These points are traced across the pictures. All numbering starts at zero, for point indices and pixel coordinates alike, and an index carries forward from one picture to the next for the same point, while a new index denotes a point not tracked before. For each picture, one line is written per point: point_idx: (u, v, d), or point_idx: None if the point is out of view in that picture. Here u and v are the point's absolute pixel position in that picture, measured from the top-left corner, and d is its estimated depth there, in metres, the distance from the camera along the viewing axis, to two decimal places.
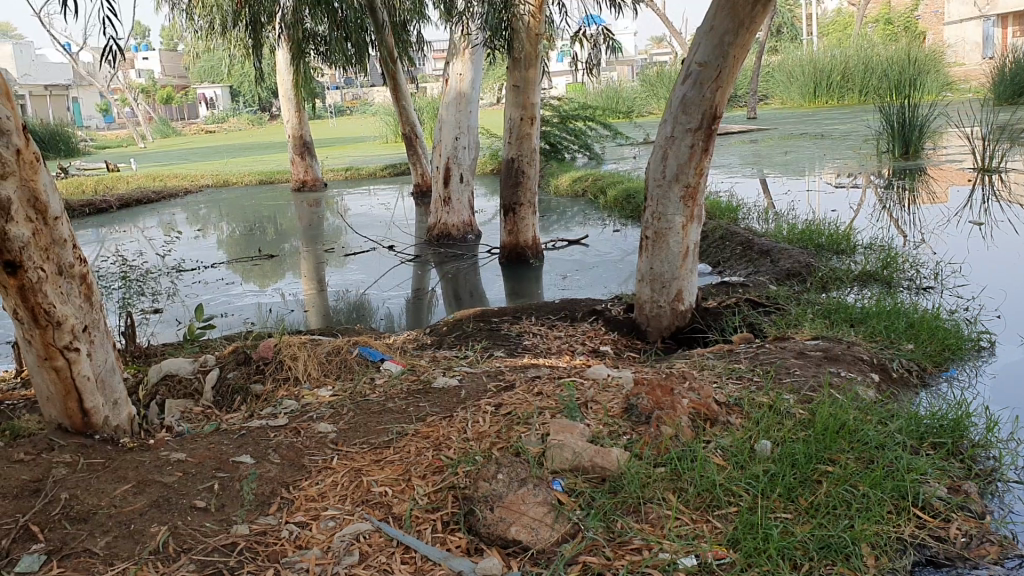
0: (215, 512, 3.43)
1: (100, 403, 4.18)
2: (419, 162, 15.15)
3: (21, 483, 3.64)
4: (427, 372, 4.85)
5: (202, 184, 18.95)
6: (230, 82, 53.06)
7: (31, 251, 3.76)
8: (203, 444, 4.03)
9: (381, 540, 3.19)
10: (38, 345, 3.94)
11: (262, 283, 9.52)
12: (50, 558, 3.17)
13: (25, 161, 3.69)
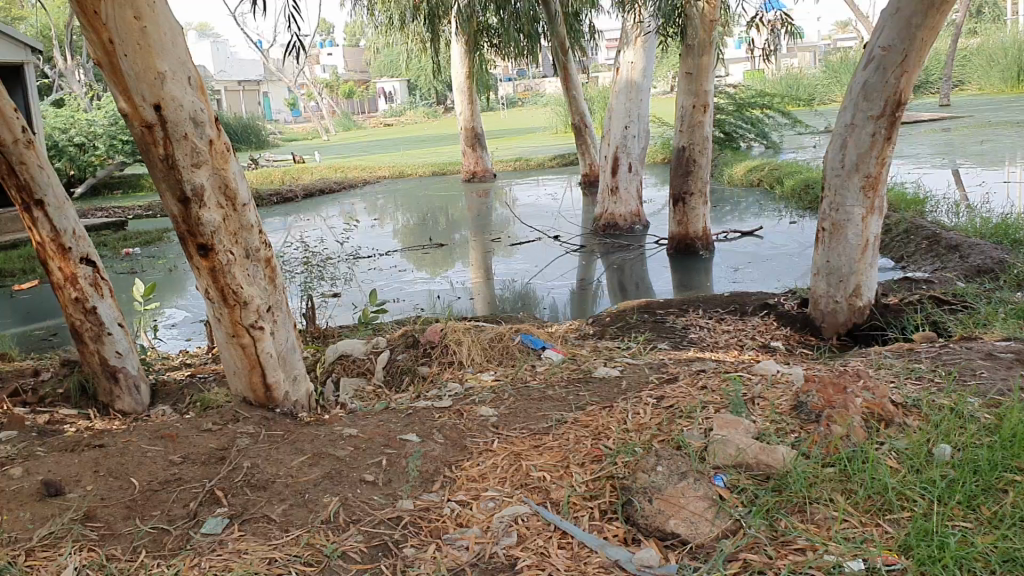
0: (382, 486, 3.57)
1: (282, 378, 4.46)
2: (588, 151, 15.15)
3: (209, 450, 3.93)
4: (589, 361, 4.85)
5: (379, 175, 19.68)
6: (408, 76, 54.75)
7: (222, 235, 4.04)
8: (373, 422, 4.20)
9: (539, 523, 3.23)
10: (227, 322, 4.25)
11: (432, 271, 9.80)
12: (231, 521, 3.40)
13: (218, 151, 3.95)
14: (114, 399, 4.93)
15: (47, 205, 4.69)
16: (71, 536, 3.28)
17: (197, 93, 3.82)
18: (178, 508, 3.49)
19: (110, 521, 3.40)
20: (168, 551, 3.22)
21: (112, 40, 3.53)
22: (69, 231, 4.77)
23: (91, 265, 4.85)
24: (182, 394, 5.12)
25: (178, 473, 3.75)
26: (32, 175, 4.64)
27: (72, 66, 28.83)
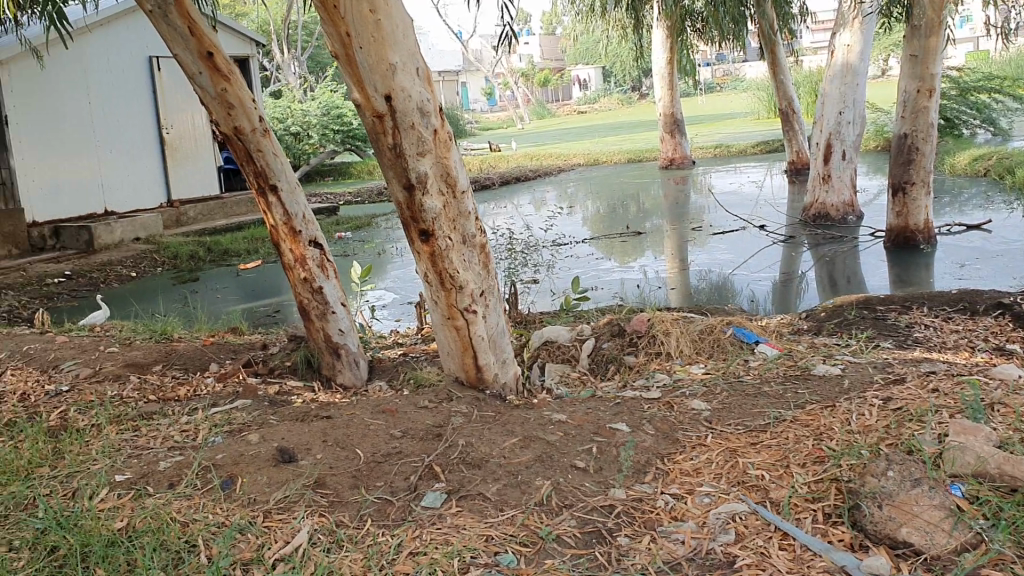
0: (594, 474, 3.57)
1: (492, 361, 4.55)
2: (794, 138, 14.60)
3: (426, 427, 4.07)
4: (805, 358, 4.67)
5: (575, 162, 19.78)
6: (603, 62, 54.68)
7: (442, 221, 4.17)
8: (582, 408, 4.22)
9: (758, 523, 3.13)
10: (444, 305, 4.40)
11: (624, 260, 9.77)
12: (450, 497, 3.51)
13: (441, 140, 4.05)
14: (336, 373, 5.21)
15: (280, 190, 4.98)
16: (304, 500, 3.49)
17: (423, 84, 3.92)
18: (399, 480, 3.64)
19: (338, 489, 3.59)
20: (391, 521, 3.37)
21: (349, 33, 3.70)
22: (300, 215, 5.06)
23: (318, 248, 5.13)
24: (396, 371, 5.34)
25: (398, 446, 3.90)
26: (268, 162, 4.93)
27: (289, 60, 30.81)
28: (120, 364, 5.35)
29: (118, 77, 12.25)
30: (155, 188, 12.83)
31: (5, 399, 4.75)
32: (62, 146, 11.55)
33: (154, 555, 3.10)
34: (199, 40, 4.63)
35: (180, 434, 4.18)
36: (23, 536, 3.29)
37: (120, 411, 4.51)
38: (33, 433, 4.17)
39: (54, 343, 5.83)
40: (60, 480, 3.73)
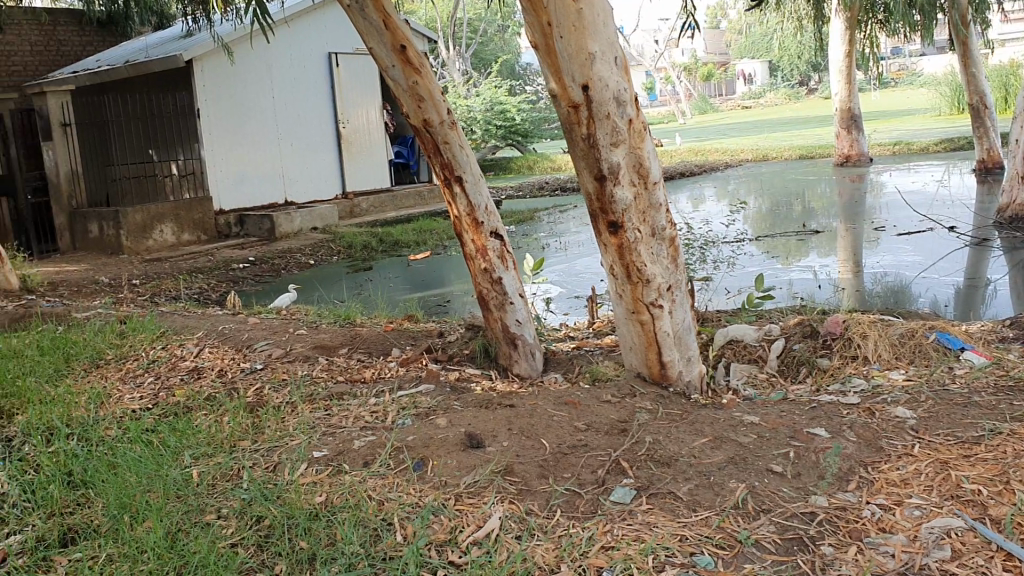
0: (792, 479, 3.43)
1: (676, 358, 4.46)
2: (984, 135, 13.77)
3: (611, 421, 4.02)
4: (1018, 368, 4.37)
5: (742, 158, 19.34)
6: (769, 56, 53.22)
7: (632, 213, 4.11)
8: (775, 411, 4.08)
9: (977, 541, 2.93)
10: (629, 299, 4.34)
11: (795, 258, 9.48)
12: (640, 493, 3.42)
13: (636, 130, 3.98)
14: (512, 363, 5.23)
15: (465, 181, 5.04)
16: (494, 486, 3.45)
17: (622, 73, 3.87)
18: (587, 473, 3.58)
19: (526, 477, 3.54)
20: (582, 513, 3.29)
21: (551, 22, 3.70)
22: (483, 207, 5.11)
23: (499, 239, 5.16)
24: (572, 363, 5.31)
25: (584, 439, 3.86)
26: (454, 154, 4.98)
27: (454, 57, 31.60)
28: (308, 346, 5.56)
29: (298, 74, 12.81)
30: (330, 180, 13.37)
31: (206, 375, 5.01)
32: (247, 140, 12.17)
33: (353, 530, 3.10)
34: (394, 35, 4.70)
35: (371, 414, 4.27)
36: (231, 505, 3.34)
37: (311, 390, 4.63)
38: (234, 408, 4.31)
39: (247, 324, 6.12)
40: (262, 453, 3.81)
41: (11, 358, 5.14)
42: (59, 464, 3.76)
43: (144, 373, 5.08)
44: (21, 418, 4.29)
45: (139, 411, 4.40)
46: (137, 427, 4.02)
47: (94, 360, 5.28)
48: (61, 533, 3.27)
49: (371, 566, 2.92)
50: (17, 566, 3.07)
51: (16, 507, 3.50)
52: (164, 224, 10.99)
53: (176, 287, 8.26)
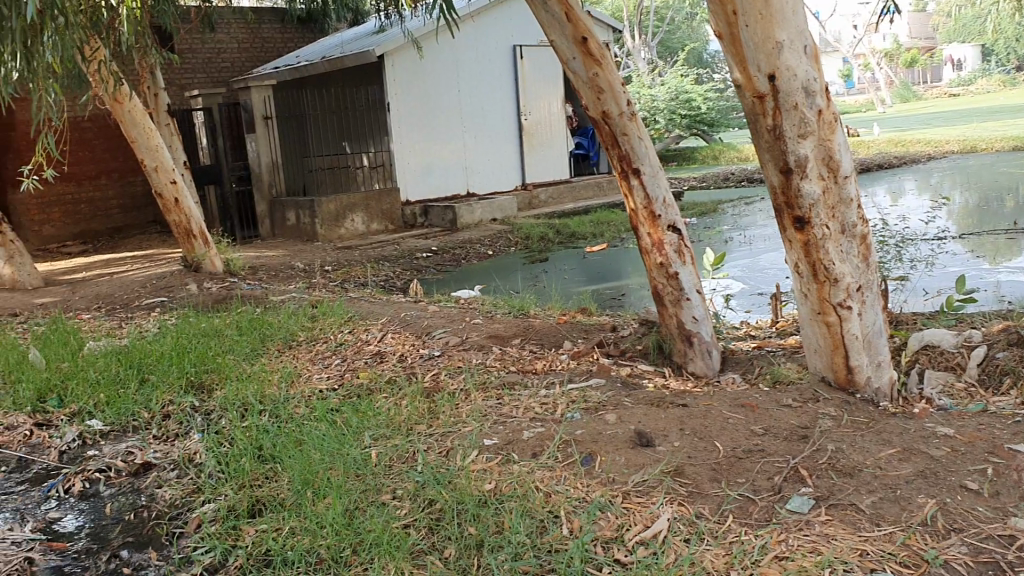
0: (989, 499, 3.17)
1: (865, 362, 4.21)
2: None
3: (790, 427, 3.85)
4: None
5: (947, 150, 18.09)
6: (982, 39, 49.54)
7: (820, 209, 3.92)
8: (973, 424, 3.78)
9: None
10: (815, 298, 4.15)
11: (1003, 259, 8.76)
12: (819, 503, 3.25)
13: (826, 121, 3.78)
14: (688, 361, 5.11)
15: (643, 174, 4.96)
16: (664, 487, 3.37)
17: (812, 62, 3.68)
18: (762, 479, 3.43)
19: (697, 480, 3.44)
20: (755, 520, 3.16)
21: (736, 11, 3.57)
22: (661, 200, 5.01)
23: (678, 233, 5.05)
24: (751, 363, 5.13)
25: (761, 444, 3.71)
26: (633, 146, 4.91)
27: (640, 45, 31.27)
28: (484, 335, 5.64)
29: (483, 67, 13.04)
30: (511, 171, 13.55)
31: (387, 359, 5.18)
32: (433, 132, 12.53)
33: (522, 520, 3.11)
34: (575, 26, 4.66)
35: (541, 406, 4.27)
36: (405, 486, 3.42)
37: (485, 378, 4.70)
38: (412, 392, 4.43)
39: (427, 311, 6.30)
40: (436, 438, 3.88)
41: (214, 336, 5.51)
42: (252, 438, 3.97)
43: (332, 355, 5.32)
44: (220, 394, 4.60)
45: (325, 391, 4.60)
46: (323, 406, 4.19)
47: (287, 341, 5.57)
48: (250, 503, 3.45)
49: (537, 558, 2.91)
50: (211, 532, 3.27)
51: (211, 479, 3.74)
52: (355, 214, 11.50)
53: (364, 274, 8.62)
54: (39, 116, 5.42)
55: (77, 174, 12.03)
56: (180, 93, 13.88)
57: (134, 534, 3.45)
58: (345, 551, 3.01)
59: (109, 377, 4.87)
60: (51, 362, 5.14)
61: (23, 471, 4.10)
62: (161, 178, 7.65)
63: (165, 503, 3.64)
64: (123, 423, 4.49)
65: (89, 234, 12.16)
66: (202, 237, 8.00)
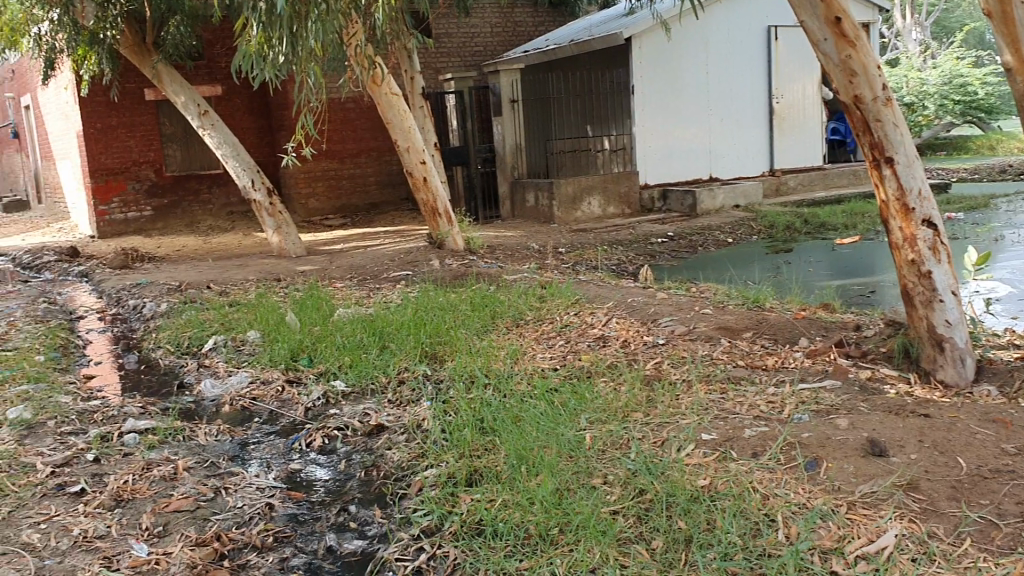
0: None
1: None
2: None
3: None
4: None
5: None
6: None
7: None
8: None
9: None
10: None
11: None
12: None
13: None
14: (936, 368, 4.69)
15: (897, 163, 4.61)
16: (893, 501, 3.14)
17: None
18: (1010, 503, 3.11)
19: (933, 497, 3.18)
20: (996, 547, 2.87)
21: None
22: (916, 191, 4.63)
23: (933, 228, 4.65)
24: (1012, 375, 4.64)
25: (1012, 465, 3.36)
26: (886, 133, 4.57)
27: (912, 25, 29.07)
28: (713, 326, 5.51)
29: (734, 49, 12.65)
30: (758, 158, 13.07)
31: (610, 344, 5.17)
32: (677, 115, 12.34)
33: (734, 520, 3.00)
34: (828, 6, 4.42)
35: (767, 404, 4.09)
36: (617, 473, 3.37)
37: (710, 371, 4.58)
38: (632, 379, 4.40)
39: (655, 298, 6.23)
40: (652, 427, 3.81)
41: (448, 311, 5.76)
42: (475, 410, 4.11)
43: (556, 336, 5.37)
44: (450, 365, 4.80)
45: (547, 370, 4.67)
46: (543, 385, 4.25)
47: (516, 320, 5.70)
48: (467, 473, 3.57)
49: (748, 559, 2.81)
50: (430, 497, 3.42)
51: (436, 445, 3.90)
52: (593, 197, 11.59)
53: (597, 257, 8.67)
54: (302, 98, 5.85)
55: (340, 152, 12.94)
56: (435, 76, 14.55)
57: (362, 492, 3.68)
58: (553, 530, 3.03)
59: (353, 343, 5.22)
60: (304, 325, 5.59)
61: (273, 423, 4.50)
62: (412, 158, 8.05)
63: (392, 465, 3.84)
64: (361, 386, 4.80)
65: (348, 209, 13.05)
66: (446, 215, 8.35)
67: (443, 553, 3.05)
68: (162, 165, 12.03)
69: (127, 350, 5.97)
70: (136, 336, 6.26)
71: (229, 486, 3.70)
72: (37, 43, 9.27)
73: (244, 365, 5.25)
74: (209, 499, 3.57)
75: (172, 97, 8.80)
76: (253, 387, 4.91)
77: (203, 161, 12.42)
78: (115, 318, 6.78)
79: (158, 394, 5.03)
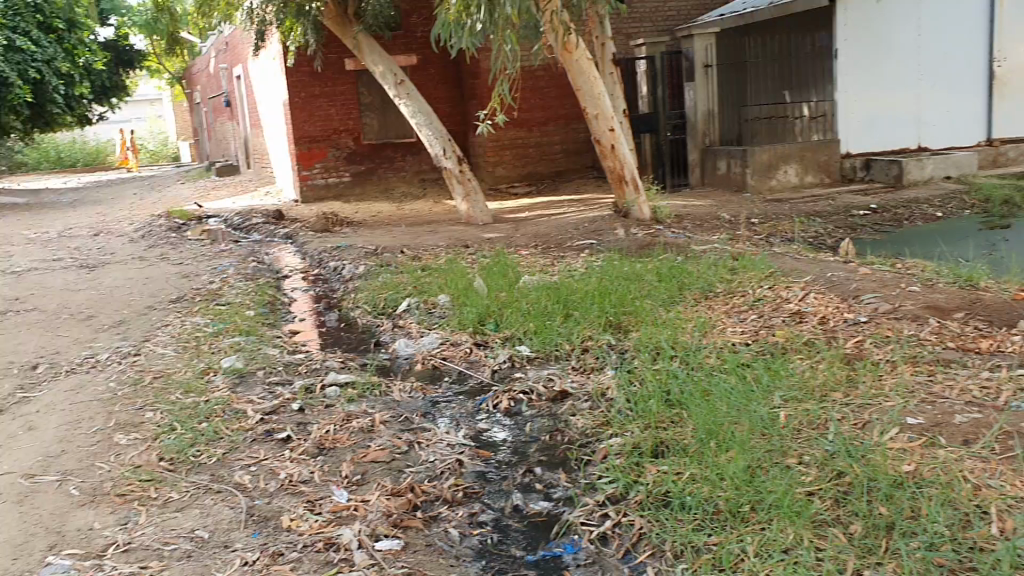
0: None
1: None
2: None
3: None
4: None
5: None
6: None
7: None
8: None
9: None
10: None
11: None
12: None
13: None
14: None
15: None
16: None
17: None
18: None
19: None
20: None
21: None
22: None
23: None
24: None
25: None
26: None
27: None
28: (920, 305, 5.15)
29: (949, 8, 11.73)
30: (975, 126, 12.08)
31: (807, 320, 4.93)
32: (883, 81, 11.63)
33: (942, 509, 2.79)
34: None
35: (981, 390, 3.77)
36: (813, 453, 3.20)
37: (916, 352, 4.29)
38: (830, 357, 4.18)
39: (857, 273, 5.91)
40: (852, 409, 3.60)
41: (635, 281, 5.68)
42: (661, 382, 4.04)
43: (748, 310, 5.18)
44: (636, 335, 4.74)
45: (738, 344, 4.51)
46: (734, 359, 4.11)
47: (705, 292, 5.55)
48: (654, 443, 3.51)
49: (956, 552, 2.62)
50: (616, 465, 3.40)
51: (622, 414, 3.87)
52: (789, 165, 11.13)
53: (792, 229, 8.32)
54: (497, 65, 5.91)
55: (529, 120, 13.04)
56: (627, 42, 14.35)
57: (548, 455, 3.72)
58: (744, 507, 2.93)
59: (539, 309, 5.26)
60: (492, 291, 5.68)
61: (462, 383, 4.62)
62: (600, 126, 8.01)
63: (577, 431, 3.85)
64: (546, 352, 4.84)
65: (534, 177, 13.18)
66: (633, 183, 8.25)
67: (628, 521, 3.05)
68: (360, 133, 12.54)
69: (327, 308, 6.29)
70: (336, 295, 6.58)
71: (422, 441, 3.82)
72: (249, 17, 9.86)
73: (436, 327, 5.41)
74: (403, 452, 3.71)
75: (371, 67, 9.14)
76: (443, 348, 5.06)
77: (398, 129, 12.86)
78: (317, 279, 7.15)
79: (356, 350, 5.29)
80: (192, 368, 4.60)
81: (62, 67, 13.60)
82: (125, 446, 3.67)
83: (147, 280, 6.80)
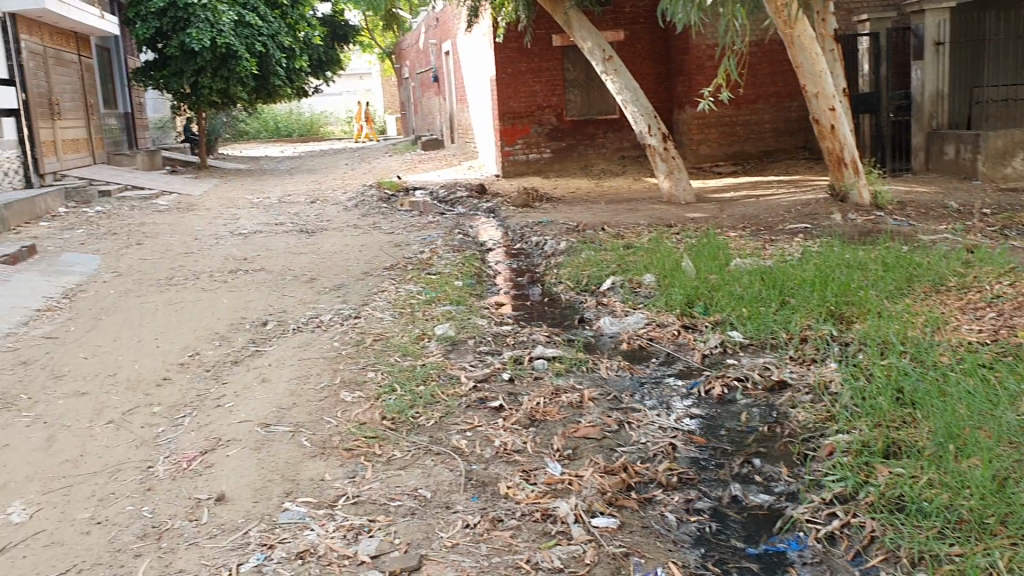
0: None
1: None
2: None
3: None
4: None
5: None
6: None
7: None
8: None
9: None
10: None
11: None
12: None
13: None
14: None
15: None
16: None
17: None
18: None
19: None
20: None
21: None
22: None
23: None
24: None
25: None
26: None
27: None
28: None
29: None
30: None
31: None
32: None
33: None
34: None
35: None
36: None
37: None
38: None
39: None
40: None
41: (856, 270, 5.40)
42: (891, 378, 3.80)
43: (985, 307, 4.79)
44: (860, 328, 4.49)
45: (976, 344, 4.18)
46: (973, 360, 3.81)
47: (935, 285, 5.19)
48: (885, 443, 3.32)
49: None
50: (844, 463, 3.25)
51: (847, 410, 3.69)
52: None
53: None
54: (725, 40, 5.74)
55: (734, 98, 12.65)
56: (848, 17, 13.59)
57: (765, 447, 3.60)
58: (991, 519, 2.71)
59: (752, 294, 5.10)
60: (701, 273, 5.56)
61: (670, 365, 4.56)
62: (820, 105, 7.67)
63: (798, 424, 3.72)
64: (761, 339, 4.69)
65: (739, 156, 12.81)
66: (853, 166, 7.86)
67: (859, 522, 2.92)
68: (562, 110, 12.59)
69: (532, 283, 6.36)
70: (538, 271, 6.63)
71: (633, 421, 3.80)
72: None
73: (641, 306, 5.36)
74: (613, 431, 3.69)
75: (579, 43, 9.12)
76: (650, 329, 5.01)
77: (600, 106, 12.82)
78: (520, 253, 7.24)
79: (561, 325, 5.32)
80: (408, 333, 4.77)
81: (286, 41, 14.33)
82: (349, 403, 3.85)
83: (361, 247, 7.10)
